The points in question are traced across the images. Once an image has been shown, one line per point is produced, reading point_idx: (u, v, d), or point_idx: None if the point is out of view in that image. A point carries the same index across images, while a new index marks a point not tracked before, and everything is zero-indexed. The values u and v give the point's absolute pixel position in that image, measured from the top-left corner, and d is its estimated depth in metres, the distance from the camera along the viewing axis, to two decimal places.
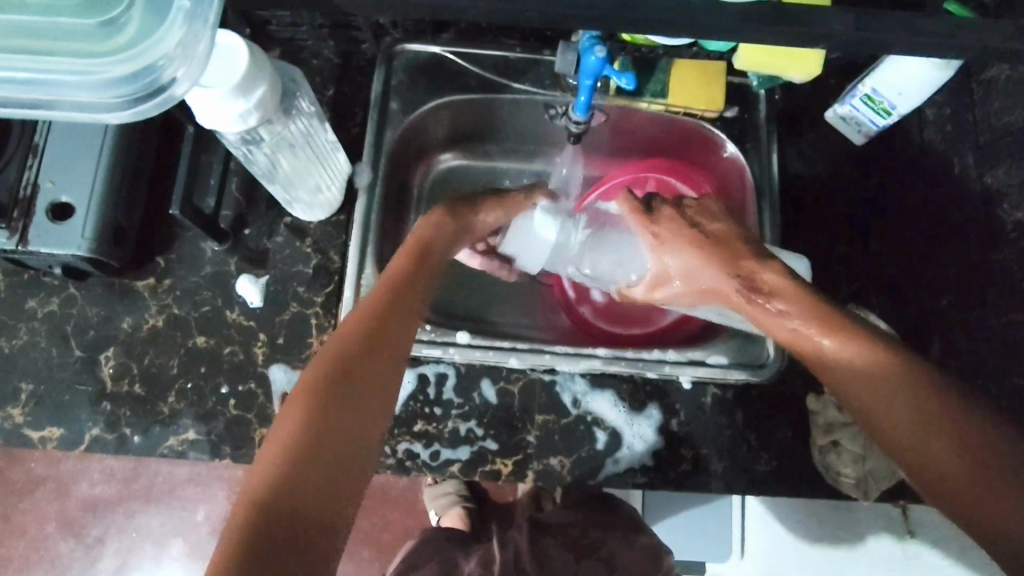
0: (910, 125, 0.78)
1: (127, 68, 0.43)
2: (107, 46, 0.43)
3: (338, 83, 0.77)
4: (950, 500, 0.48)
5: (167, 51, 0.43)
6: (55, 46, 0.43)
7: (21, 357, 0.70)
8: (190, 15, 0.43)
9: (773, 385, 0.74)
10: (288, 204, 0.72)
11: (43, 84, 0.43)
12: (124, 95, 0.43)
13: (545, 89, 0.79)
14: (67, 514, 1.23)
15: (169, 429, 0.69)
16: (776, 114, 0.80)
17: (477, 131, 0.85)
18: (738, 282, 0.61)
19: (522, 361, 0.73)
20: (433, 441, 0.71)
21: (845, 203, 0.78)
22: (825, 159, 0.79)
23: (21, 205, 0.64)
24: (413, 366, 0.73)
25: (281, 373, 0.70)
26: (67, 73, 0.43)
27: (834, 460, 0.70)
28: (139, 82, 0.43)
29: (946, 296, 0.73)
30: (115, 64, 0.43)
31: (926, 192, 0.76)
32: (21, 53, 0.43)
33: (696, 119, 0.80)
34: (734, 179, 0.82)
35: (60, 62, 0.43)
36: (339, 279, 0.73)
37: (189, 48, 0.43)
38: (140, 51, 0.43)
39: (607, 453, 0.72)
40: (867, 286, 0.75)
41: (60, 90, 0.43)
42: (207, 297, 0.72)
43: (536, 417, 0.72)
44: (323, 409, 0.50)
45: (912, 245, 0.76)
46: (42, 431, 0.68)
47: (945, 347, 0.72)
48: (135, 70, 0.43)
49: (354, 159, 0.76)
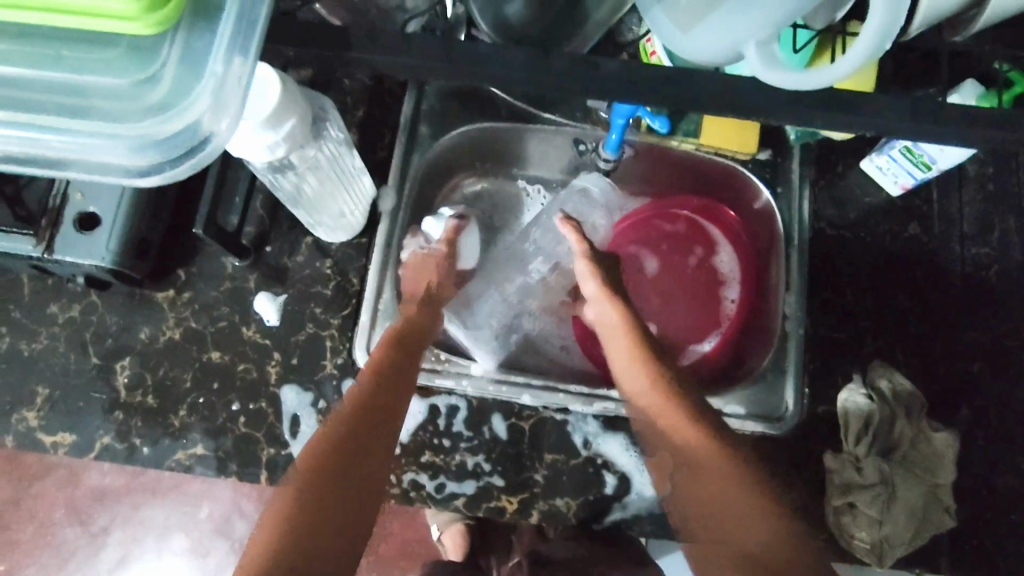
0: (950, 182, 0.76)
1: (153, 133, 0.42)
2: (131, 107, 0.42)
3: (368, 104, 0.77)
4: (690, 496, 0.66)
5: (194, 117, 0.41)
6: (77, 103, 0.42)
7: (40, 360, 0.70)
8: (220, 82, 0.41)
9: (790, 439, 0.72)
10: (311, 226, 0.73)
11: (71, 145, 0.43)
12: (155, 162, 0.42)
13: (576, 122, 0.78)
14: (75, 502, 1.24)
15: (178, 443, 0.69)
16: (811, 160, 0.78)
17: (504, 157, 0.84)
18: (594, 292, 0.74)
19: (535, 399, 0.72)
20: (439, 473, 0.70)
21: (875, 259, 0.76)
22: (859, 210, 0.77)
23: (50, 214, 0.64)
24: (425, 397, 0.72)
25: (293, 394, 0.70)
26: (92, 135, 0.42)
27: (848, 522, 0.68)
28: (168, 148, 0.42)
29: (978, 360, 0.73)
30: (142, 128, 0.41)
31: (963, 253, 0.75)
32: (43, 110, 0.42)
33: (728, 161, 0.79)
34: (762, 223, 0.81)
35: (83, 122, 0.42)
36: (356, 302, 0.73)
37: (217, 117, 0.41)
38: (166, 115, 0.41)
39: (615, 498, 0.70)
40: (897, 344, 0.74)
41: (88, 150, 0.43)
42: (225, 312, 0.72)
43: (545, 455, 0.71)
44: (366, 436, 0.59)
45: (943, 308, 0.74)
46: (54, 436, 0.69)
47: (971, 416, 0.71)
48: (162, 135, 0.42)
49: (380, 183, 0.76)
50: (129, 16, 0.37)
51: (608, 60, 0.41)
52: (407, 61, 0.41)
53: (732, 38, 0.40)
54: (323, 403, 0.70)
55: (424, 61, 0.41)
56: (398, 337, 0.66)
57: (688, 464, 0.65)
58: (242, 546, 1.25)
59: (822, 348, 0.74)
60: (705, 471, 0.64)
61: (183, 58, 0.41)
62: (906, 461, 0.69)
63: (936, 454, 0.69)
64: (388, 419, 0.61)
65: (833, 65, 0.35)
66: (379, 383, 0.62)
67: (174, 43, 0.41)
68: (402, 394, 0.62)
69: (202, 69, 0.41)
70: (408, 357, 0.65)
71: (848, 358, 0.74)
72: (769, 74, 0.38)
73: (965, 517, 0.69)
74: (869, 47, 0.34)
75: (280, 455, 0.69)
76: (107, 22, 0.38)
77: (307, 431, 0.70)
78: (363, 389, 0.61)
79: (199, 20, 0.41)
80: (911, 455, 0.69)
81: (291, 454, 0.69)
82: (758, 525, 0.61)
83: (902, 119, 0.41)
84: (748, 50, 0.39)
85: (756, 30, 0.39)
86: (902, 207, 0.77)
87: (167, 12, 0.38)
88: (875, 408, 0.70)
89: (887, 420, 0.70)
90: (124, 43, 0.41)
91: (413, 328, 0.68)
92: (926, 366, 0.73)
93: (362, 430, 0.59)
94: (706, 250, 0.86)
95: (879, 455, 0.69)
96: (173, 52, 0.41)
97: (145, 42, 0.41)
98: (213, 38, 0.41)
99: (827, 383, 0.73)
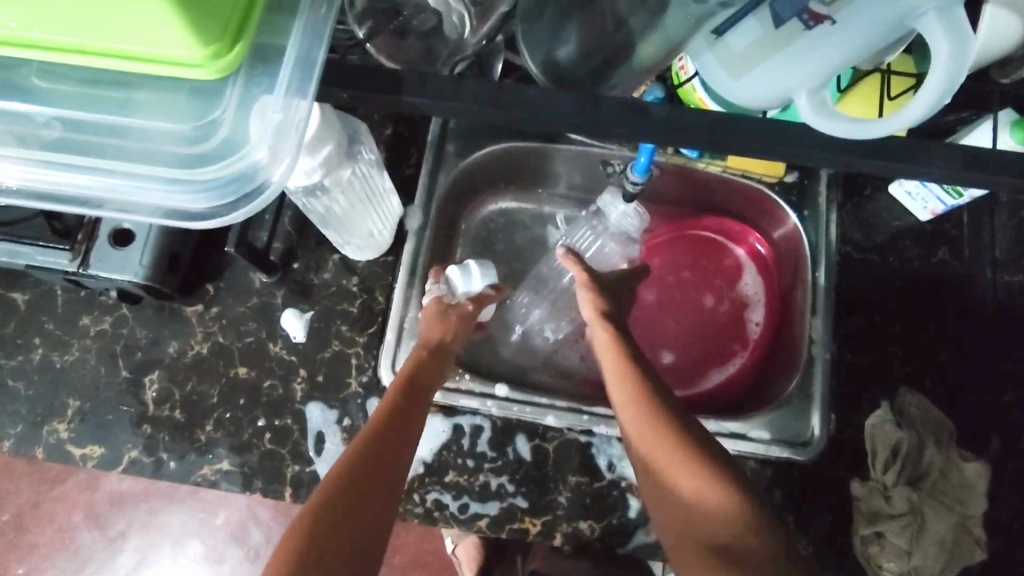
0: (981, 209, 0.76)
1: (212, 177, 0.43)
2: (195, 150, 0.43)
3: (396, 124, 0.78)
4: (665, 513, 0.55)
5: (253, 161, 0.42)
6: (140, 146, 0.43)
7: (71, 373, 0.71)
8: (278, 126, 0.42)
9: (817, 465, 0.71)
10: (340, 246, 0.73)
11: (132, 188, 0.44)
12: (212, 206, 0.44)
13: (602, 142, 0.78)
14: (94, 506, 1.24)
15: (204, 457, 0.69)
16: (837, 182, 0.78)
17: (528, 177, 0.85)
18: (592, 309, 0.69)
19: (559, 420, 0.72)
20: (463, 493, 0.70)
21: (904, 282, 0.75)
22: (886, 234, 0.76)
23: (86, 228, 0.65)
24: (449, 416, 0.72)
25: (318, 411, 0.71)
26: (154, 179, 0.43)
27: (876, 553, 0.67)
28: (225, 191, 0.43)
29: (1009, 389, 0.72)
30: (202, 172, 0.43)
31: (994, 279, 0.74)
32: (110, 155, 0.43)
33: (755, 184, 0.79)
34: (788, 249, 0.80)
35: (144, 166, 0.43)
36: (381, 321, 0.73)
37: (275, 160, 0.42)
38: (226, 160, 0.42)
39: (639, 522, 0.70)
40: (928, 371, 0.73)
41: (134, 192, 0.44)
42: (252, 328, 0.73)
43: (569, 477, 0.71)
44: (379, 467, 0.55)
45: (973, 334, 0.73)
46: (84, 448, 0.69)
47: (1003, 445, 0.70)
48: (221, 179, 0.43)
49: (407, 202, 0.76)
50: (194, 62, 0.38)
51: (656, 105, 0.44)
52: (458, 103, 0.43)
53: (784, 86, 0.45)
54: (348, 420, 0.71)
55: (472, 105, 0.43)
56: (411, 374, 0.64)
57: (652, 468, 0.57)
58: (256, 554, 1.25)
59: (851, 376, 0.73)
60: (657, 460, 0.56)
61: (242, 101, 0.42)
62: (936, 490, 0.68)
63: (966, 484, 0.68)
64: (401, 453, 0.58)
65: (888, 120, 0.39)
66: (391, 418, 0.60)
67: (236, 87, 0.42)
68: (412, 429, 0.60)
69: (260, 110, 0.42)
70: (418, 394, 0.63)
71: (877, 385, 0.73)
72: (825, 125, 0.42)
73: (995, 550, 0.68)
74: (906, 122, 0.38)
75: (304, 472, 0.69)
76: (172, 69, 0.39)
77: (332, 448, 0.70)
78: (376, 425, 0.58)
79: (258, 64, 0.42)
80: (940, 484, 0.68)
81: (315, 471, 0.69)
82: (726, 509, 0.51)
83: (931, 169, 0.43)
84: (800, 96, 0.44)
85: (809, 79, 0.44)
86: (930, 232, 0.76)
87: (230, 60, 0.39)
88: (905, 437, 0.69)
89: (916, 448, 0.68)
90: (186, 87, 0.42)
91: (424, 369, 0.65)
92: (956, 394, 0.72)
93: (375, 458, 0.56)
94: (728, 271, 0.86)
95: (908, 484, 0.68)
96: (234, 96, 0.42)
97: (209, 86, 0.42)
98: (272, 82, 0.42)
99: (856, 409, 0.72)
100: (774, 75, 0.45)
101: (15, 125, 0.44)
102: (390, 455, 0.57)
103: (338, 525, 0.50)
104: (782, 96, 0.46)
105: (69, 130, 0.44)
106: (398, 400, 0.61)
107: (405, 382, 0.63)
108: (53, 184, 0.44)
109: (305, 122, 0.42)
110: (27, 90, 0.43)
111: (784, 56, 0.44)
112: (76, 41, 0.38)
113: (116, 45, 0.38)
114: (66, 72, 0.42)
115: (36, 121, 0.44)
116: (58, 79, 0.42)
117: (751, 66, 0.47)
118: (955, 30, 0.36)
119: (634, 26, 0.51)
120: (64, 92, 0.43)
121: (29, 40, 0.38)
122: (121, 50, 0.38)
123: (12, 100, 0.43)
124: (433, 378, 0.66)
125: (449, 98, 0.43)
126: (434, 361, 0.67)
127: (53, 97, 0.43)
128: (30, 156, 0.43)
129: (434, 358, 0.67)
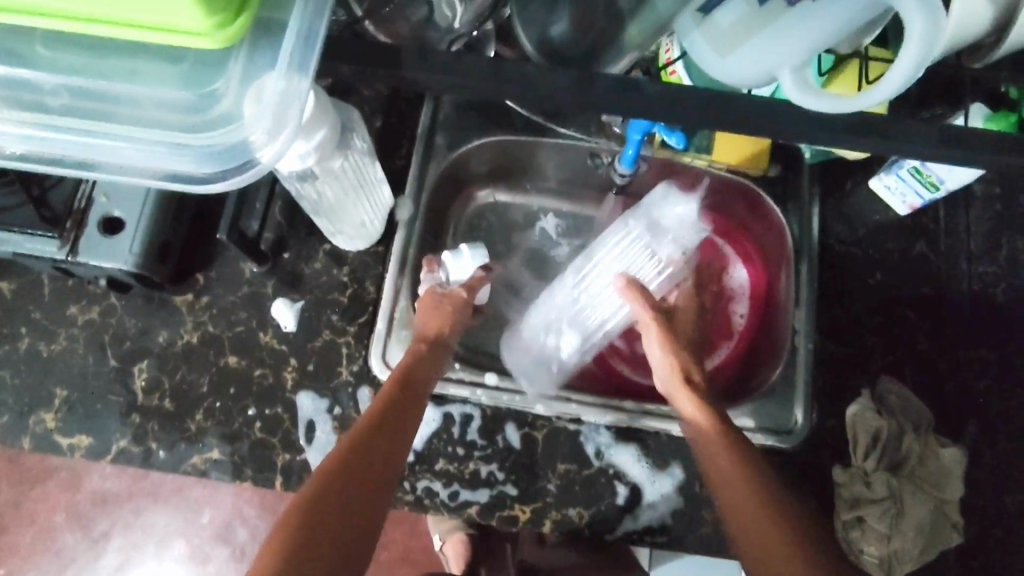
0: (957, 201, 0.78)
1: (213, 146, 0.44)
2: (198, 120, 0.44)
3: (386, 114, 0.79)
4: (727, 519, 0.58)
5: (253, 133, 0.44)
6: (147, 114, 0.44)
7: (58, 363, 0.71)
8: (281, 100, 0.43)
9: (799, 452, 0.72)
10: (331, 235, 0.74)
11: (138, 155, 0.45)
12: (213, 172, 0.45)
13: (589, 135, 0.79)
14: (77, 505, 1.22)
15: (195, 447, 0.69)
16: (819, 176, 0.80)
17: (517, 170, 0.85)
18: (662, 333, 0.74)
19: (548, 408, 0.73)
20: (453, 481, 0.70)
21: (883, 272, 0.77)
22: (866, 227, 0.78)
23: (75, 216, 0.65)
24: (439, 405, 0.73)
25: (309, 400, 0.71)
26: (158, 143, 0.44)
27: (857, 537, 0.68)
28: (225, 159, 0.44)
29: (984, 375, 0.74)
30: (202, 140, 0.44)
31: (969, 270, 0.77)
32: (118, 121, 0.44)
33: (741, 179, 0.79)
34: (773, 245, 0.82)
35: (151, 133, 0.44)
36: (373, 310, 0.74)
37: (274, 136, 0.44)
38: (227, 130, 0.44)
39: (627, 508, 0.71)
40: (904, 357, 0.75)
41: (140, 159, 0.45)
42: (243, 317, 0.73)
43: (558, 465, 0.72)
44: (367, 464, 0.56)
45: (950, 323, 0.76)
46: (71, 438, 0.69)
47: (980, 430, 0.73)
48: (221, 149, 0.44)
49: (398, 193, 0.77)
50: (200, 32, 0.39)
51: (642, 92, 0.45)
52: (454, 83, 0.44)
53: (769, 66, 0.45)
54: (339, 409, 0.71)
55: (466, 85, 0.44)
56: (406, 368, 0.65)
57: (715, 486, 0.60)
58: (242, 553, 1.24)
59: (829, 365, 0.75)
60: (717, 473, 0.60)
61: (245, 75, 0.43)
62: (914, 476, 0.69)
63: (944, 471, 0.70)
64: (389, 447, 0.59)
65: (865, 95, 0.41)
66: (383, 413, 0.61)
67: (238, 61, 0.43)
68: (404, 427, 0.61)
69: (261, 86, 0.43)
70: (410, 386, 0.64)
71: (858, 372, 0.75)
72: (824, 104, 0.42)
73: (971, 534, 0.70)
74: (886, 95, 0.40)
75: (294, 461, 0.69)
76: (177, 38, 0.39)
77: (323, 437, 0.70)
78: (367, 421, 0.60)
79: (262, 37, 0.43)
80: (919, 470, 0.70)
81: (306, 460, 0.70)
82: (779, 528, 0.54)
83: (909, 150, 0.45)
84: (784, 74, 0.44)
85: (790, 55, 0.44)
86: (908, 226, 0.78)
87: (235, 29, 0.40)
88: (884, 424, 0.70)
89: (895, 435, 0.70)
90: (190, 58, 0.43)
91: (419, 367, 0.66)
92: (931, 380, 0.74)
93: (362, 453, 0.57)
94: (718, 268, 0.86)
95: (888, 470, 0.70)
96: (237, 70, 0.43)
97: (214, 56, 0.43)
98: (275, 56, 0.43)
99: (837, 396, 0.74)
100: (753, 56, 0.46)
101: (23, 93, 0.44)
102: (379, 451, 0.58)
103: (323, 523, 0.51)
104: (764, 76, 0.46)
105: (77, 98, 0.44)
106: (393, 397, 0.62)
107: (399, 378, 0.64)
108: (60, 149, 0.45)
109: (305, 98, 0.44)
110: (35, 59, 0.43)
111: (767, 35, 0.44)
112: (85, 10, 0.38)
113: (123, 13, 0.38)
114: (72, 41, 0.43)
115: (43, 89, 0.44)
116: (64, 48, 0.43)
117: (735, 44, 0.46)
118: (929, 5, 0.37)
119: (624, 7, 0.53)
120: (69, 61, 0.43)
121: (39, 8, 0.39)
122: (128, 19, 0.39)
123: (21, 68, 0.43)
124: (430, 376, 0.66)
125: (446, 76, 0.44)
126: (431, 359, 0.67)
127: (61, 66, 0.43)
128: (40, 122, 0.44)
129: (431, 356, 0.68)
